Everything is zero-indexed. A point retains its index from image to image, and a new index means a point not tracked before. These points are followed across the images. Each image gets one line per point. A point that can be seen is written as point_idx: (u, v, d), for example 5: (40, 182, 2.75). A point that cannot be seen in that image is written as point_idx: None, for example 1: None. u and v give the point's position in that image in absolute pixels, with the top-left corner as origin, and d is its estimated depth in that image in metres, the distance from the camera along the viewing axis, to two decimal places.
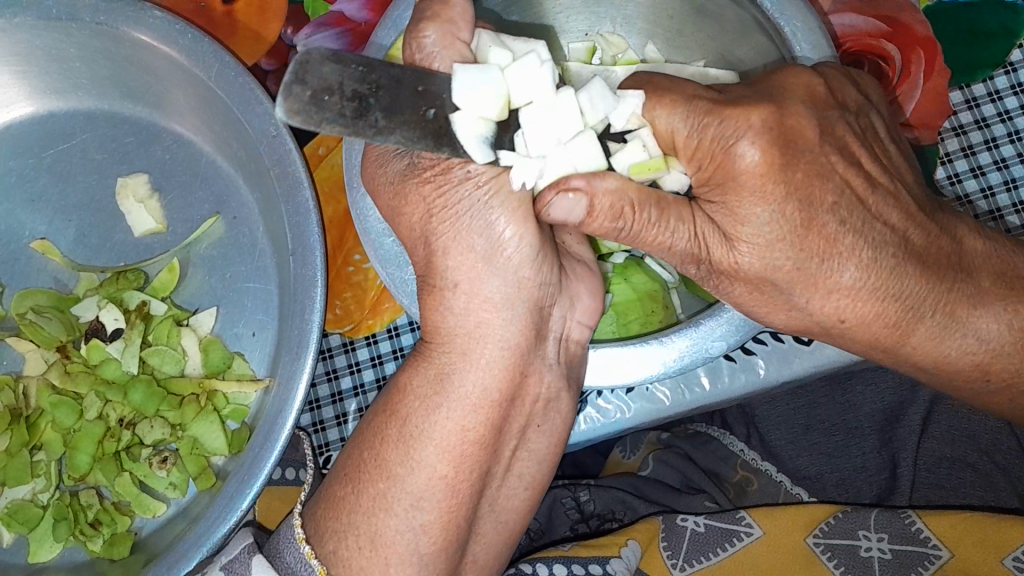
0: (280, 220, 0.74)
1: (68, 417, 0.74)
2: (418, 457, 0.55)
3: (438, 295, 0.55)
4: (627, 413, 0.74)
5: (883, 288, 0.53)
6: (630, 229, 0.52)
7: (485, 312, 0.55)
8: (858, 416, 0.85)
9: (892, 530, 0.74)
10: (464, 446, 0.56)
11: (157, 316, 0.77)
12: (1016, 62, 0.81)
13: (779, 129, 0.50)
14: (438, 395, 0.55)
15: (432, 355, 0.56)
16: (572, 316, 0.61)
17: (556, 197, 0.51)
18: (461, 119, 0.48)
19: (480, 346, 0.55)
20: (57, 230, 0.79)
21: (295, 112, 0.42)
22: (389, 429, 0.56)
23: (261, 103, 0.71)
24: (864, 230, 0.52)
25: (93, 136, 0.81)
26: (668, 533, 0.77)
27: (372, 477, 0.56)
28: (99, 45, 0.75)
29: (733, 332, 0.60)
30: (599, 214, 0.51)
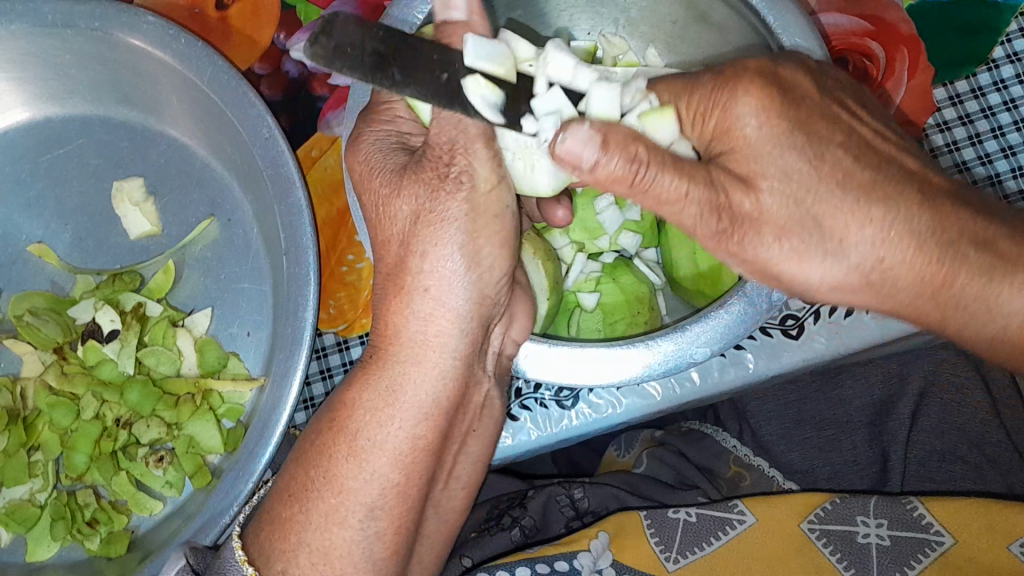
0: (272, 221, 0.75)
1: (65, 417, 0.75)
2: (369, 470, 0.54)
3: (405, 296, 0.54)
4: (618, 408, 0.75)
5: (911, 222, 0.51)
6: (643, 168, 0.49)
7: (445, 322, 0.54)
8: (848, 410, 0.86)
9: (892, 516, 0.75)
10: (415, 453, 0.55)
11: (154, 317, 0.78)
12: (998, 60, 0.83)
13: (773, 78, 0.53)
14: (389, 407, 0.54)
15: (387, 359, 0.55)
16: (511, 332, 0.61)
17: (565, 136, 0.48)
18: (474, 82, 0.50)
19: (432, 355, 0.54)
20: (55, 234, 0.80)
21: (320, 57, 0.43)
22: (338, 444, 0.55)
23: (255, 105, 0.72)
24: (881, 172, 0.52)
25: (90, 141, 0.82)
26: (657, 526, 0.78)
27: (321, 493, 0.55)
28: (94, 50, 0.76)
29: (723, 332, 0.60)
30: (614, 146, 0.48)
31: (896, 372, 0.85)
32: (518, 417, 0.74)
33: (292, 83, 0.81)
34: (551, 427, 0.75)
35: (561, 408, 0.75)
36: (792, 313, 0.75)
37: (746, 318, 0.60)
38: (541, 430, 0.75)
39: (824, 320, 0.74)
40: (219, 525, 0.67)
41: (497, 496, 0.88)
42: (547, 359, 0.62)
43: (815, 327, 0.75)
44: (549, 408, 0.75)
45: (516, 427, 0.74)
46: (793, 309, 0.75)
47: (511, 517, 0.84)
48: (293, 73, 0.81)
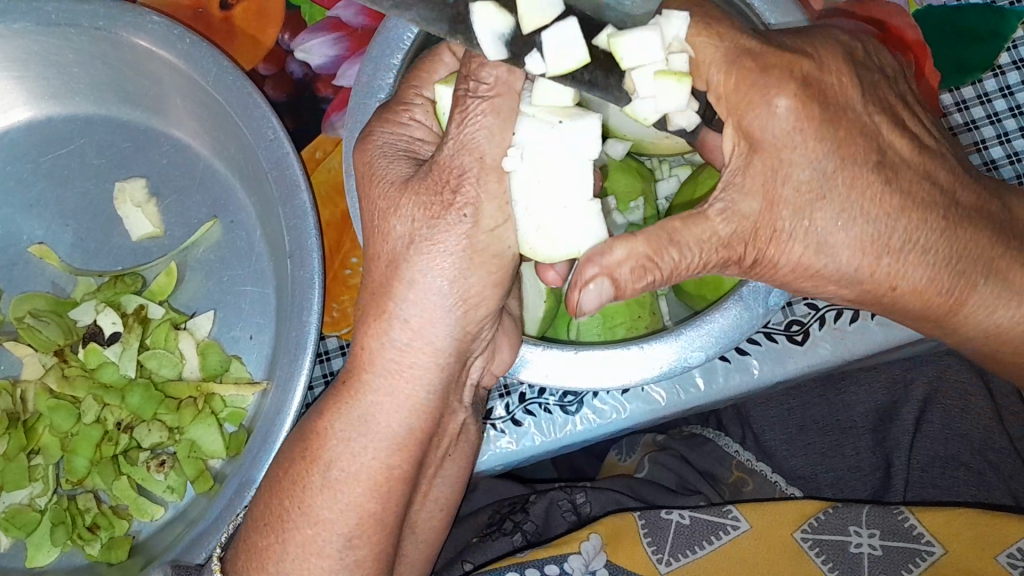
0: (276, 221, 0.74)
1: (66, 421, 0.74)
2: (344, 500, 0.55)
3: (384, 322, 0.53)
4: (622, 414, 0.74)
5: (937, 250, 0.52)
6: (662, 279, 0.50)
7: (421, 355, 0.54)
8: (851, 416, 0.85)
9: (884, 527, 0.75)
10: (388, 482, 0.56)
11: (156, 320, 0.77)
12: (1005, 65, 0.82)
13: (816, 85, 0.49)
14: (356, 435, 0.55)
15: (361, 383, 0.55)
16: (490, 367, 0.61)
17: (579, 295, 0.49)
18: (483, 8, 0.45)
19: (405, 384, 0.54)
20: (55, 235, 0.80)
21: None
22: (311, 475, 0.56)
23: (260, 107, 0.71)
24: (913, 189, 0.51)
25: (91, 141, 0.82)
26: (649, 527, 0.77)
27: (298, 523, 0.56)
28: (97, 50, 0.75)
29: (721, 335, 0.60)
30: (625, 284, 0.49)
31: (899, 378, 0.84)
32: (522, 422, 0.73)
33: (296, 85, 0.80)
34: (555, 433, 0.74)
35: (566, 413, 0.74)
36: (799, 319, 0.74)
37: (747, 319, 0.60)
38: (544, 435, 0.74)
39: (830, 325, 0.73)
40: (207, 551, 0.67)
41: (498, 500, 0.87)
42: (540, 363, 0.61)
43: (820, 333, 0.74)
44: (553, 414, 0.74)
45: (520, 433, 0.73)
46: (798, 314, 0.74)
47: (513, 522, 0.83)
48: (296, 74, 0.80)
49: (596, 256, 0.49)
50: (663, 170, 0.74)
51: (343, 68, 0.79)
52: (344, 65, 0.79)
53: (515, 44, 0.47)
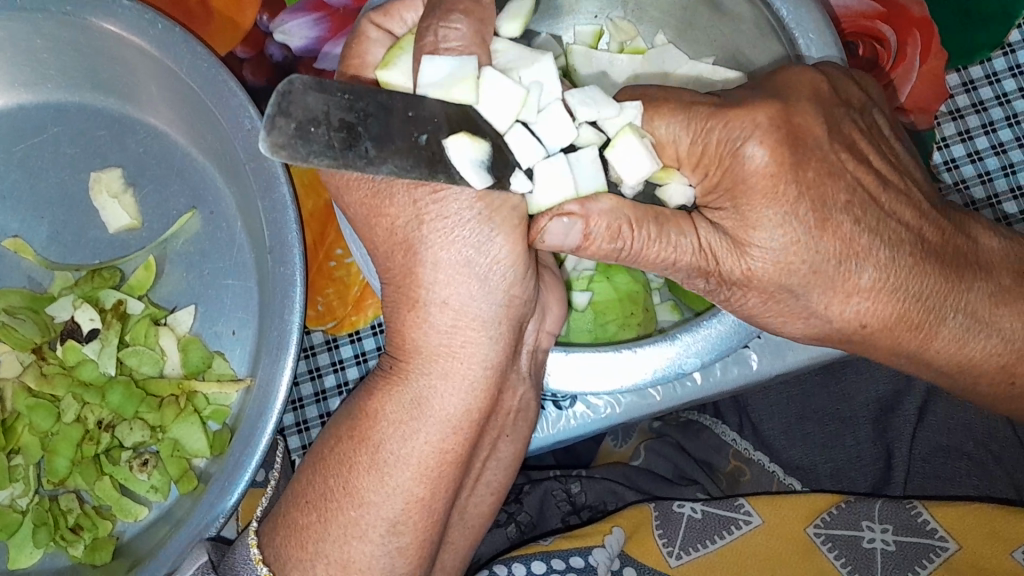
0: (256, 213, 0.72)
1: (46, 421, 0.72)
2: (392, 483, 0.53)
3: (421, 310, 0.51)
4: (617, 409, 0.72)
5: (904, 290, 0.51)
6: (627, 252, 0.50)
7: (472, 332, 0.51)
8: (851, 406, 0.84)
9: (897, 522, 0.73)
10: (441, 465, 0.53)
11: (135, 315, 0.75)
12: (1015, 43, 0.80)
13: (788, 130, 0.49)
14: (414, 420, 0.52)
15: (410, 367, 0.52)
16: (544, 327, 0.58)
17: (547, 222, 0.48)
18: (454, 143, 0.45)
19: (461, 364, 0.52)
20: (31, 226, 0.77)
21: (281, 145, 0.38)
22: (359, 455, 0.53)
23: (235, 95, 0.68)
24: (879, 229, 0.50)
25: (65, 130, 0.79)
26: (663, 520, 0.76)
27: (342, 505, 0.54)
28: (67, 35, 0.73)
29: (716, 344, 0.58)
30: (596, 237, 0.49)
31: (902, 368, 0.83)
32: None
33: (276, 68, 0.78)
34: (547, 428, 0.73)
35: (558, 408, 0.72)
36: None
37: (745, 327, 0.58)
38: (537, 430, 0.73)
39: None
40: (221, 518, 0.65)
41: None
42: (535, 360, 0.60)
43: None
44: (545, 409, 0.73)
45: None
46: None
47: (507, 512, 0.82)
48: (277, 57, 0.77)
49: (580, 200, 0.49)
50: None
51: (327, 49, 0.77)
52: (328, 45, 0.77)
53: (496, 164, 0.47)
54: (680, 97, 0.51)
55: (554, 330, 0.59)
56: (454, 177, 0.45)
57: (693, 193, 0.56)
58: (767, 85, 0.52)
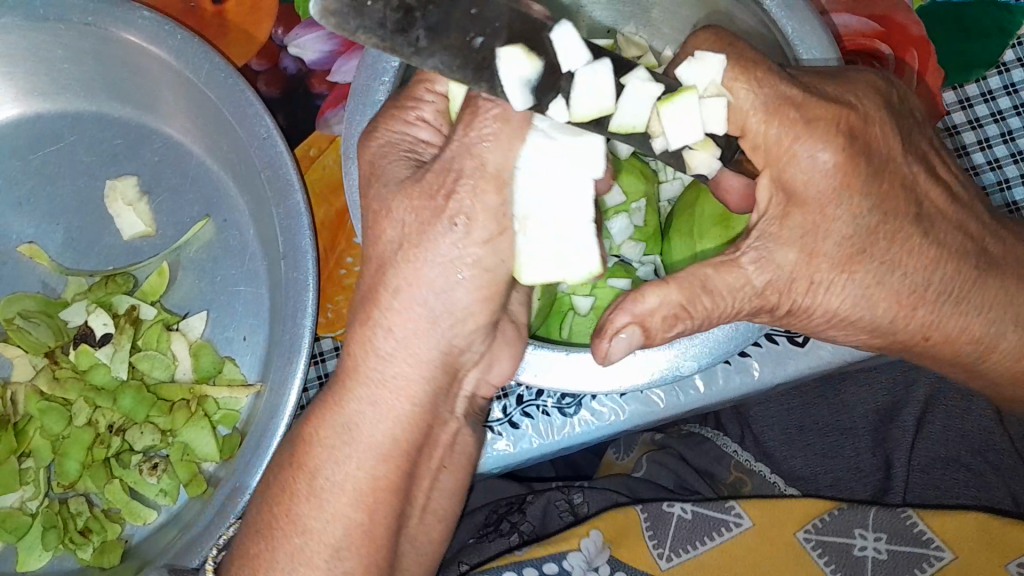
0: (269, 220, 0.73)
1: (57, 424, 0.73)
2: (329, 509, 0.52)
3: (371, 328, 0.50)
4: (621, 416, 0.73)
5: (944, 304, 0.52)
6: (687, 329, 0.50)
7: (410, 366, 0.51)
8: (852, 417, 0.85)
9: (891, 531, 0.74)
10: (376, 492, 0.53)
11: (147, 321, 0.76)
12: (1009, 62, 0.82)
13: (861, 138, 0.49)
14: (347, 444, 0.52)
15: (345, 389, 0.52)
16: (487, 377, 0.58)
17: (608, 344, 0.48)
18: (506, 52, 0.41)
19: (389, 394, 0.52)
20: (45, 232, 0.78)
21: (331, 11, 0.36)
22: (297, 484, 0.53)
23: (252, 104, 0.70)
24: (946, 231, 0.51)
25: (81, 138, 0.80)
26: (653, 521, 0.76)
27: (286, 532, 0.53)
28: (87, 46, 0.74)
29: (710, 348, 0.59)
30: (654, 330, 0.49)
31: (901, 378, 0.84)
32: (520, 424, 0.73)
33: (289, 80, 0.79)
34: (553, 436, 0.73)
35: (563, 415, 0.73)
36: None
37: (738, 334, 0.58)
38: (543, 437, 0.73)
39: None
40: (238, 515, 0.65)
41: (496, 500, 0.86)
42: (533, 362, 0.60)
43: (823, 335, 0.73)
44: (551, 416, 0.73)
45: (518, 435, 0.73)
46: None
47: (510, 523, 0.82)
48: (290, 70, 0.79)
49: (629, 301, 0.48)
50: (667, 171, 0.71)
51: (338, 63, 0.78)
52: (339, 60, 0.78)
53: (542, 88, 0.44)
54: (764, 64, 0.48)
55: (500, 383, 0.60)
56: (499, 90, 0.42)
57: (718, 166, 0.52)
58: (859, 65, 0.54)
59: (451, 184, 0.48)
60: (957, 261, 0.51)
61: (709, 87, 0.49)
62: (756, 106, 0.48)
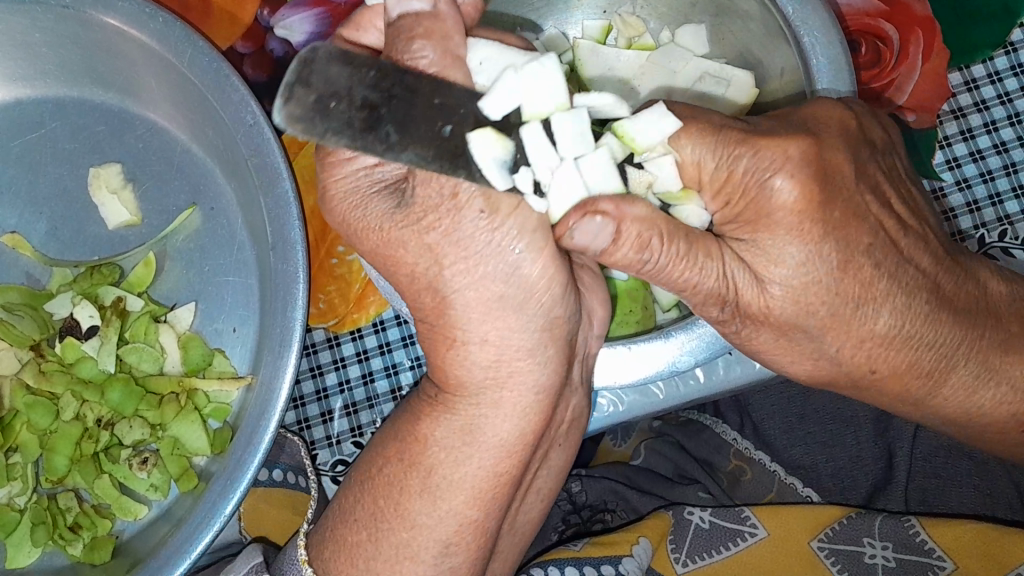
0: (258, 211, 0.71)
1: (45, 419, 0.71)
2: (444, 506, 0.55)
3: (459, 347, 0.50)
4: (620, 406, 0.72)
5: (916, 338, 0.52)
6: (658, 262, 0.48)
7: (518, 361, 0.51)
8: (852, 406, 0.84)
9: (897, 539, 0.72)
10: (494, 488, 0.55)
11: (135, 313, 0.74)
12: (1016, 43, 0.81)
13: (817, 163, 0.48)
14: (467, 445, 0.54)
15: (454, 402, 0.53)
16: (591, 333, 0.57)
17: (579, 222, 0.46)
18: (478, 137, 0.45)
19: (510, 393, 0.52)
20: (29, 223, 0.76)
21: (297, 117, 0.43)
22: (410, 478, 0.55)
23: (238, 90, 0.68)
24: (898, 275, 0.51)
25: (63, 125, 0.78)
26: (674, 527, 0.76)
27: (393, 525, 0.56)
28: (66, 30, 0.72)
29: (715, 343, 0.58)
30: (625, 240, 0.47)
31: None
32: None
33: (277, 63, 0.77)
34: None
35: None
36: None
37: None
38: None
39: None
40: (217, 524, 0.64)
41: None
42: None
43: None
44: None
45: None
46: None
47: None
48: (278, 52, 0.77)
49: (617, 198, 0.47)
50: None
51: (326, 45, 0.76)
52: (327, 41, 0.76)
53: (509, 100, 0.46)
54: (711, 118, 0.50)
55: (601, 335, 0.58)
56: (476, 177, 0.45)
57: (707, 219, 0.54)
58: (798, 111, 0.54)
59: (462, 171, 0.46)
60: (906, 293, 0.51)
61: (658, 146, 0.51)
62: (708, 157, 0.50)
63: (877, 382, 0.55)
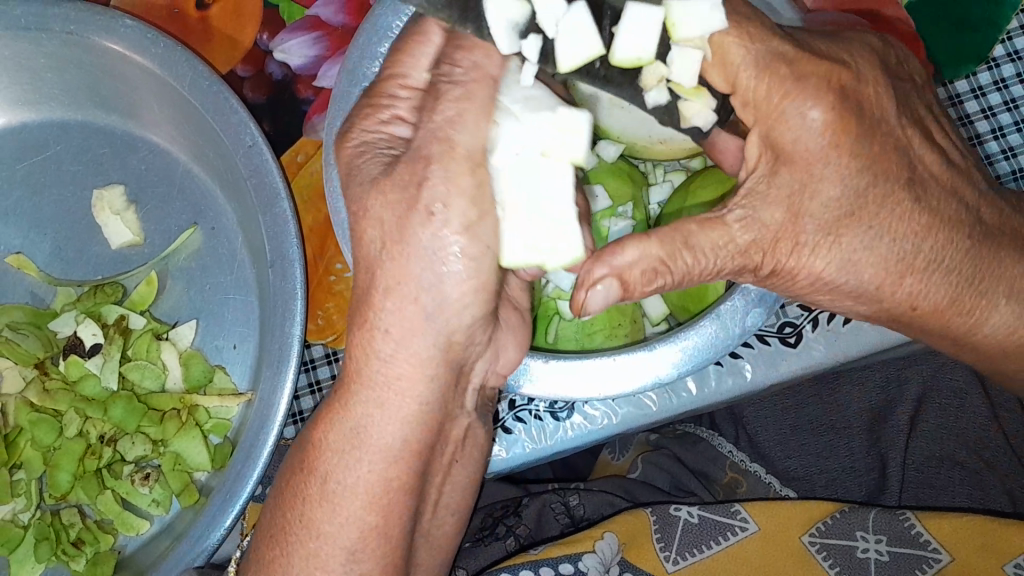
0: (257, 229, 0.73)
1: (48, 435, 0.72)
2: (344, 513, 0.52)
3: (368, 331, 0.50)
4: (614, 419, 0.73)
5: (959, 273, 0.53)
6: (671, 283, 0.50)
7: (409, 365, 0.50)
8: (846, 416, 0.85)
9: (891, 533, 0.74)
10: (387, 493, 0.53)
11: (137, 330, 0.76)
12: (999, 58, 0.82)
13: (853, 96, 0.49)
14: (355, 449, 0.51)
15: (349, 393, 0.51)
16: (496, 366, 0.58)
17: (585, 294, 0.48)
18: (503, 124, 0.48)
19: (395, 396, 0.51)
20: (33, 243, 0.78)
21: None
22: (309, 487, 0.53)
23: (237, 112, 0.69)
24: (940, 208, 0.51)
25: (67, 147, 0.80)
26: (660, 526, 0.76)
27: (300, 536, 0.54)
28: (70, 55, 0.74)
29: (695, 354, 0.60)
30: (634, 284, 0.48)
31: (894, 376, 0.84)
32: (512, 429, 0.73)
33: (277, 86, 0.79)
34: (546, 440, 0.73)
35: (555, 419, 0.73)
36: (791, 321, 0.74)
37: (720, 340, 0.60)
38: (535, 442, 0.73)
39: (823, 326, 0.73)
40: (218, 537, 0.65)
41: (489, 503, 0.85)
42: (543, 376, 0.61)
43: (813, 335, 0.73)
44: (543, 421, 0.73)
45: (511, 440, 0.73)
46: (790, 316, 0.74)
47: (506, 526, 0.82)
48: (277, 75, 0.78)
49: (607, 256, 0.48)
50: (657, 174, 0.72)
51: (325, 68, 0.77)
52: (326, 65, 0.77)
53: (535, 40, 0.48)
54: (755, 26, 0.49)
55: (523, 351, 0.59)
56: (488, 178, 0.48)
57: (715, 119, 0.55)
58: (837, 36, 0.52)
59: (422, 173, 0.48)
60: (949, 231, 0.51)
61: (695, 38, 0.50)
62: (749, 63, 0.49)
63: (917, 320, 0.55)
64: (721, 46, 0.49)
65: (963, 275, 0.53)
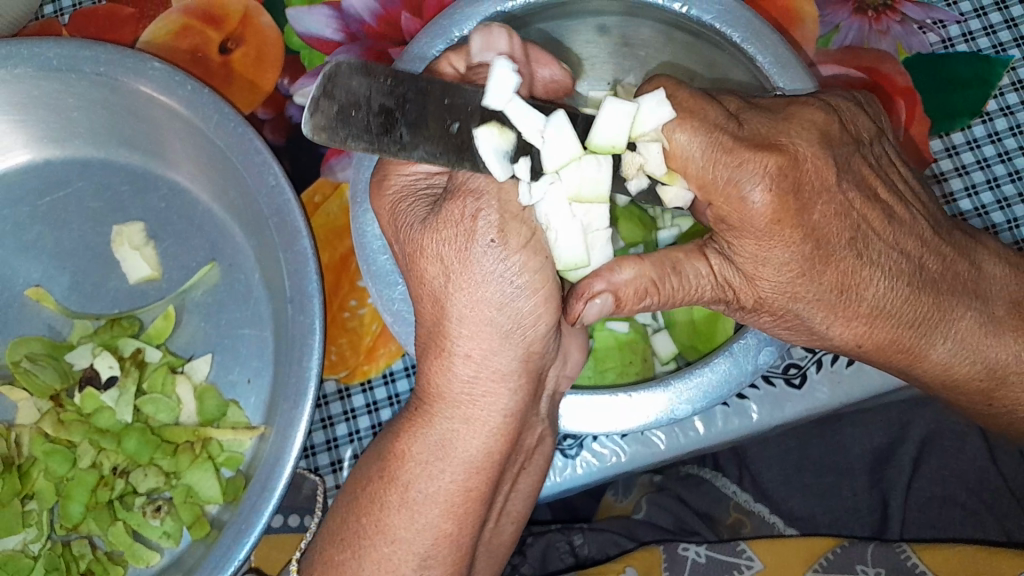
0: (276, 265, 0.75)
1: (61, 466, 0.73)
2: (422, 521, 0.53)
3: (446, 358, 0.51)
4: (622, 457, 0.75)
5: (898, 317, 0.54)
6: (657, 303, 0.53)
7: (492, 383, 0.51)
8: (848, 458, 0.87)
9: (888, 565, 0.74)
10: (465, 503, 0.54)
11: (152, 364, 0.77)
12: (992, 112, 0.84)
13: (791, 176, 0.50)
14: (440, 459, 0.53)
15: (433, 414, 0.53)
16: (564, 371, 0.59)
17: (583, 306, 0.51)
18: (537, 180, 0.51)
19: (481, 411, 0.52)
20: (53, 277, 0.79)
21: (322, 127, 0.45)
22: (389, 494, 0.54)
23: (260, 152, 0.72)
24: (880, 261, 0.53)
25: (89, 184, 0.82)
26: (670, 562, 0.77)
27: (374, 541, 0.54)
28: (99, 96, 0.76)
29: (706, 392, 0.61)
30: (625, 301, 0.52)
31: (896, 419, 0.86)
32: None
33: (295, 128, 0.81)
34: (554, 477, 0.74)
35: (565, 457, 0.74)
36: (796, 362, 0.75)
37: (733, 378, 0.62)
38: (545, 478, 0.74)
39: (826, 368, 0.75)
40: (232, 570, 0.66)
41: None
42: (573, 409, 0.62)
43: (817, 376, 0.75)
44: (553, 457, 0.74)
45: None
46: (794, 358, 0.75)
47: (511, 565, 0.82)
48: (296, 118, 0.81)
49: (605, 272, 0.51)
50: (665, 219, 0.74)
51: None
52: None
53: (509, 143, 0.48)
54: (706, 113, 0.50)
55: (574, 371, 0.60)
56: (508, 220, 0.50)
57: (692, 197, 0.55)
58: (779, 116, 0.52)
59: (472, 208, 0.49)
60: (891, 278, 0.53)
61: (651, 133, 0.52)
62: (696, 154, 0.50)
63: (863, 353, 0.57)
64: (671, 142, 0.51)
65: (902, 319, 0.55)
